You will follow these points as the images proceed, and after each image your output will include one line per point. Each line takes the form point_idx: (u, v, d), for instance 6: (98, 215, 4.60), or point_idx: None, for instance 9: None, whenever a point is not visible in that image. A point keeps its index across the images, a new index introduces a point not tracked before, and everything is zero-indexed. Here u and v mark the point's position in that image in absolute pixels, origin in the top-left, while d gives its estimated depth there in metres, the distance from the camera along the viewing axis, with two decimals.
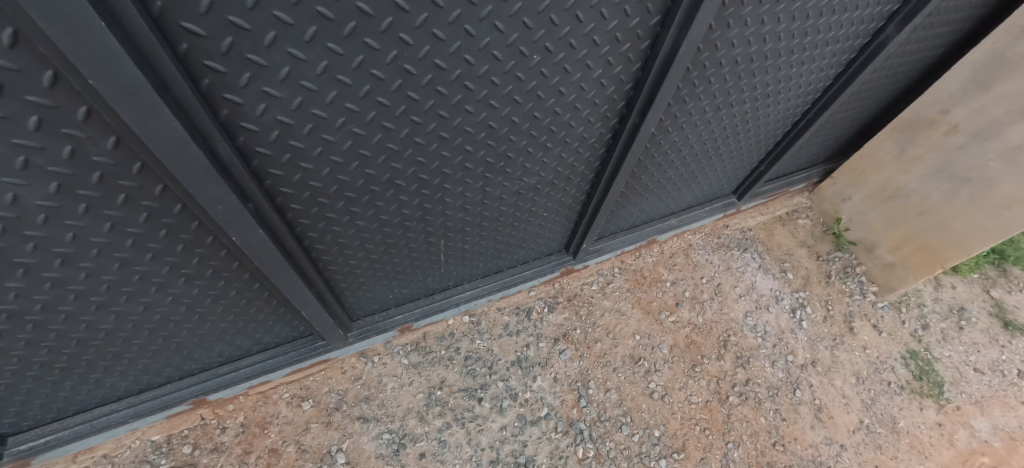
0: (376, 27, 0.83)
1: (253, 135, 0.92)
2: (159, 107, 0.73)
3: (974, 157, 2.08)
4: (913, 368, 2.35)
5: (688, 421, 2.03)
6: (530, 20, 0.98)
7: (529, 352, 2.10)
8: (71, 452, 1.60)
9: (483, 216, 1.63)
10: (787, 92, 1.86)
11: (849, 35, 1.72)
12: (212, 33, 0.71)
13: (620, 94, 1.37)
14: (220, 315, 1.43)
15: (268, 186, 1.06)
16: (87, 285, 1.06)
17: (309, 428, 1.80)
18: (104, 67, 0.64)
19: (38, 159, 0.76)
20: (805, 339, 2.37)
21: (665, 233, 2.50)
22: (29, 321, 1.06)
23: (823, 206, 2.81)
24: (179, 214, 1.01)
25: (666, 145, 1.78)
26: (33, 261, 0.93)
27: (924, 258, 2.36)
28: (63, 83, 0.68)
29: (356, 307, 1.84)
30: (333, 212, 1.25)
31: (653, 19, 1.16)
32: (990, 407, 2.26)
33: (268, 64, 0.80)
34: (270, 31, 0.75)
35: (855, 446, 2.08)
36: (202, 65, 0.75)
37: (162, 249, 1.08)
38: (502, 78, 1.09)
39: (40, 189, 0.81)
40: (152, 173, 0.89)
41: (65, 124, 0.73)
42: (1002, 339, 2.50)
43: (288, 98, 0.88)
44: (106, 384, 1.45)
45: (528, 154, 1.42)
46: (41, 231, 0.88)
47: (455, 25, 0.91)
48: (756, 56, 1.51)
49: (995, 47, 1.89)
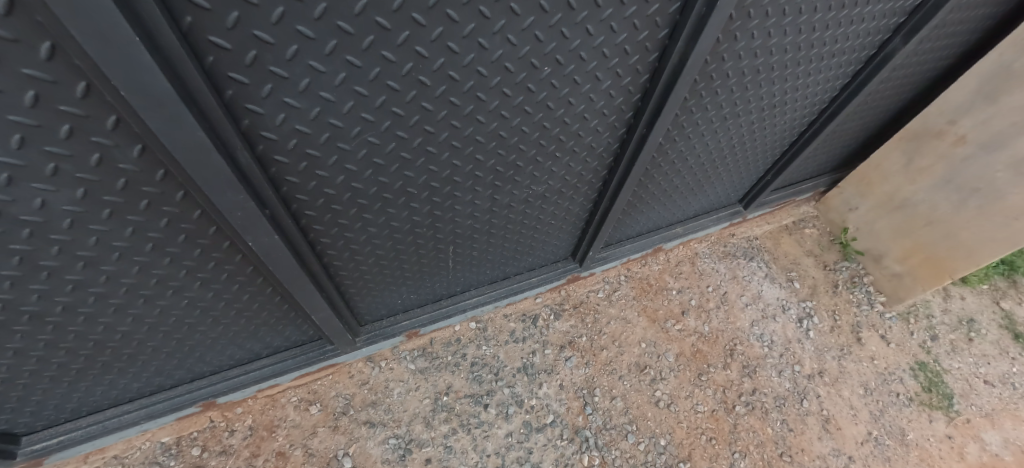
0: (392, 40, 0.86)
1: (272, 144, 0.94)
2: (185, 116, 0.75)
3: (981, 167, 2.07)
4: (921, 379, 2.33)
5: (694, 430, 2.03)
6: (542, 33, 1.01)
7: (535, 359, 2.11)
8: (83, 452, 1.62)
9: (491, 223, 1.65)
10: (794, 102, 1.87)
11: (855, 46, 1.73)
12: (237, 47, 0.74)
13: (627, 104, 1.39)
14: (232, 318, 1.45)
15: (284, 193, 1.08)
16: (106, 288, 1.09)
17: (317, 432, 1.81)
18: (135, 79, 0.67)
19: (66, 166, 0.79)
20: (812, 348, 2.36)
21: (671, 242, 2.50)
22: (49, 323, 1.09)
23: (830, 215, 2.81)
24: (198, 220, 1.04)
25: (673, 154, 1.80)
26: (56, 264, 0.96)
27: (933, 269, 2.35)
28: (95, 94, 0.71)
29: (365, 312, 1.86)
30: (345, 218, 1.27)
31: (661, 32, 1.18)
32: (1000, 420, 2.24)
33: (289, 76, 0.83)
34: (292, 44, 0.78)
35: (864, 458, 2.06)
36: (226, 76, 0.77)
37: (180, 253, 1.10)
38: (513, 89, 1.11)
39: (67, 194, 0.84)
40: (175, 180, 0.92)
41: (94, 133, 0.76)
42: (1012, 351, 2.48)
43: (306, 108, 0.90)
44: (119, 385, 1.48)
45: (537, 164, 1.44)
46: (66, 235, 0.91)
47: (469, 39, 0.94)
48: (762, 67, 1.53)
49: (1001, 59, 1.90)
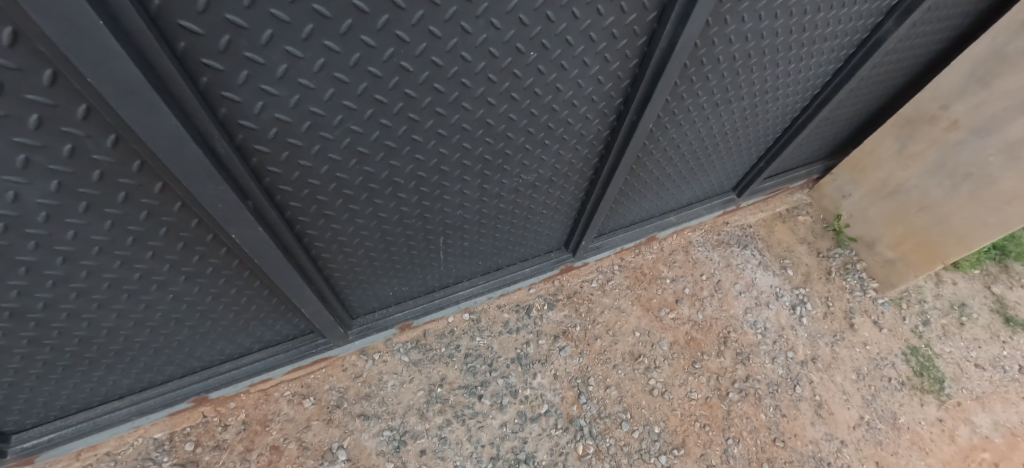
0: (372, 24, 0.83)
1: (252, 133, 0.92)
2: (158, 105, 0.73)
3: (973, 152, 2.08)
4: (913, 363, 2.35)
5: (688, 417, 2.04)
6: (526, 17, 0.98)
7: (529, 349, 2.11)
8: (75, 450, 1.61)
9: (482, 213, 1.64)
10: (786, 88, 1.86)
11: (847, 30, 1.72)
12: (210, 31, 0.72)
13: (617, 90, 1.37)
14: (221, 312, 1.44)
15: (267, 184, 1.07)
16: (88, 283, 1.07)
17: (311, 425, 1.81)
18: (103, 65, 0.64)
19: (38, 157, 0.77)
20: (806, 335, 2.37)
21: (665, 230, 2.50)
22: (31, 319, 1.07)
23: (824, 202, 2.81)
24: (179, 212, 1.02)
25: (665, 141, 1.78)
26: (33, 260, 0.94)
27: (925, 254, 2.36)
28: (63, 81, 0.69)
29: (357, 305, 1.85)
30: (332, 210, 1.25)
31: (650, 15, 1.16)
32: (991, 403, 2.27)
33: (266, 62, 0.81)
34: (267, 28, 0.75)
35: (856, 442, 2.09)
36: (199, 62, 0.75)
37: (163, 247, 1.09)
38: (499, 74, 1.10)
39: (40, 187, 0.81)
40: (152, 171, 0.90)
41: (64, 123, 0.74)
42: (1002, 335, 2.50)
43: (285, 96, 0.88)
44: (109, 382, 1.47)
45: (526, 151, 1.42)
46: (42, 229, 0.89)
47: (451, 23, 0.91)
48: (754, 52, 1.51)
49: (995, 42, 1.89)
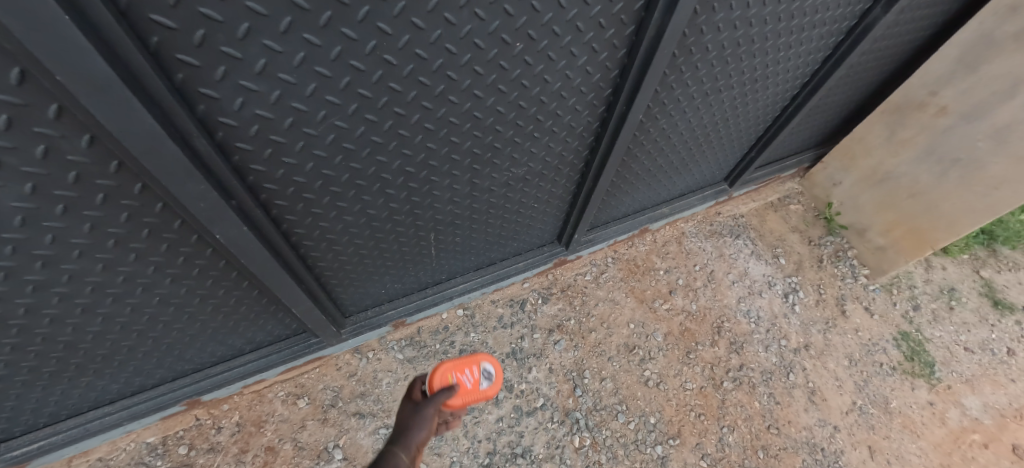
0: (352, 17, 0.81)
1: (232, 131, 0.90)
2: (133, 103, 0.71)
3: (962, 137, 2.09)
4: (904, 348, 2.37)
5: (683, 407, 2.05)
6: (511, 7, 0.97)
7: (523, 344, 2.11)
8: (66, 455, 1.59)
9: (472, 208, 1.62)
10: (775, 76, 1.86)
11: (836, 17, 1.71)
12: (183, 25, 0.69)
13: (606, 81, 1.36)
14: (209, 314, 1.42)
15: (251, 182, 1.05)
16: (71, 288, 1.05)
17: (306, 425, 1.79)
18: (71, 61, 0.62)
19: (11, 159, 0.75)
20: (798, 323, 2.39)
21: (657, 222, 2.50)
22: (13, 326, 1.05)
23: (815, 191, 2.82)
24: (161, 212, 1.00)
25: (656, 132, 1.78)
26: (12, 264, 0.92)
27: (914, 240, 2.38)
28: (32, 81, 0.66)
29: (349, 303, 1.83)
30: (319, 208, 1.23)
31: (637, 4, 1.14)
32: (980, 386, 2.30)
33: (243, 57, 0.78)
34: (243, 22, 0.73)
35: (848, 427, 2.11)
36: (175, 58, 0.73)
37: (146, 249, 1.07)
38: (485, 67, 1.08)
39: (14, 190, 0.79)
40: (131, 171, 0.88)
41: (35, 123, 0.71)
42: (991, 318, 2.54)
43: (266, 92, 0.86)
44: (97, 387, 1.44)
45: (516, 144, 1.41)
46: (19, 233, 0.87)
47: (435, 14, 0.90)
48: (743, 40, 1.50)
49: (982, 27, 1.90)
